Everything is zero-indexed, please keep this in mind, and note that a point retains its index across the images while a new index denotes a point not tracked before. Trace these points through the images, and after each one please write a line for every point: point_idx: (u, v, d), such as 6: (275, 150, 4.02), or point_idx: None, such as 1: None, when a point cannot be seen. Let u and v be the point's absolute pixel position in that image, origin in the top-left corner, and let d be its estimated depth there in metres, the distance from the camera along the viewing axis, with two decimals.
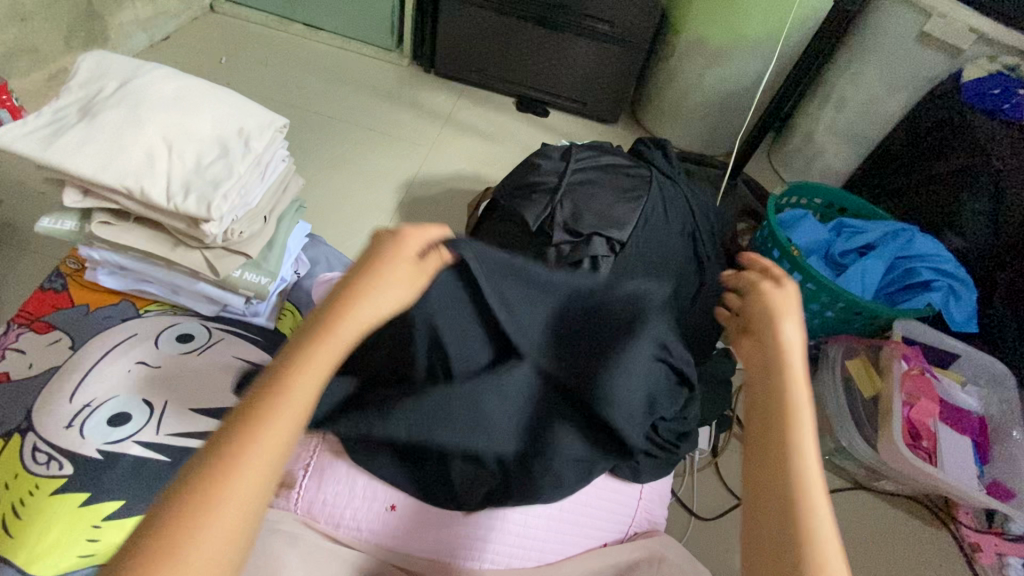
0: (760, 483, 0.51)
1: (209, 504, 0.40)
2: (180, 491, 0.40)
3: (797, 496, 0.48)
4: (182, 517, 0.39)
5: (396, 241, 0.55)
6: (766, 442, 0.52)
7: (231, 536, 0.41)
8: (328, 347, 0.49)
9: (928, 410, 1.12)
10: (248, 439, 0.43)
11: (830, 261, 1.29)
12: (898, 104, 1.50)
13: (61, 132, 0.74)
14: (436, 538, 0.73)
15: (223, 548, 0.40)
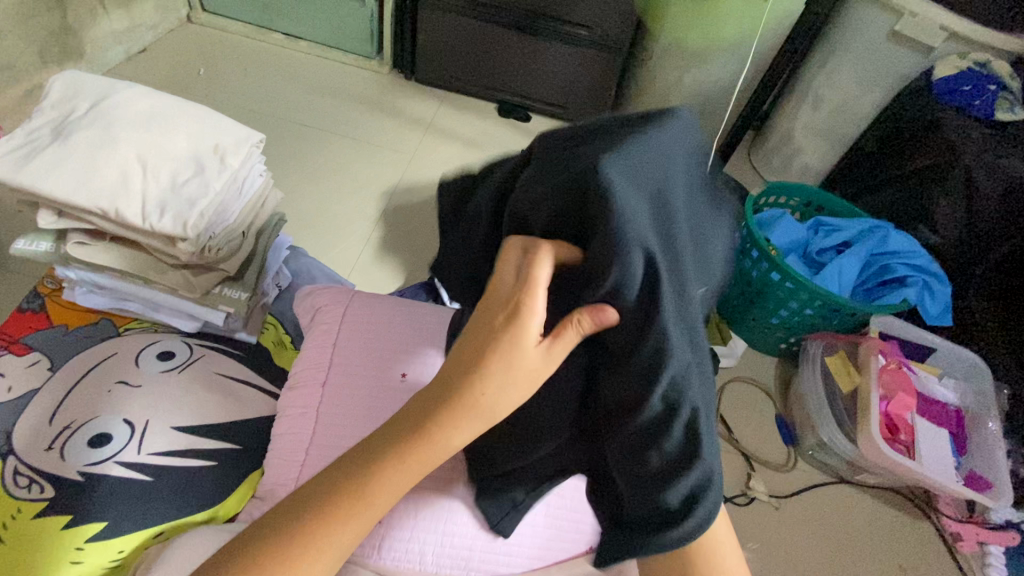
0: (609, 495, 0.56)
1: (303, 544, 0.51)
2: (290, 516, 0.52)
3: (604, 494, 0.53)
4: (273, 539, 0.51)
5: (512, 330, 0.47)
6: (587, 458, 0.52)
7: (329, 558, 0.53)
8: (447, 438, 0.50)
9: (905, 404, 1.15)
10: (343, 508, 0.52)
11: (808, 259, 1.32)
12: (872, 102, 1.53)
13: (33, 154, 0.74)
14: (420, 548, 0.73)
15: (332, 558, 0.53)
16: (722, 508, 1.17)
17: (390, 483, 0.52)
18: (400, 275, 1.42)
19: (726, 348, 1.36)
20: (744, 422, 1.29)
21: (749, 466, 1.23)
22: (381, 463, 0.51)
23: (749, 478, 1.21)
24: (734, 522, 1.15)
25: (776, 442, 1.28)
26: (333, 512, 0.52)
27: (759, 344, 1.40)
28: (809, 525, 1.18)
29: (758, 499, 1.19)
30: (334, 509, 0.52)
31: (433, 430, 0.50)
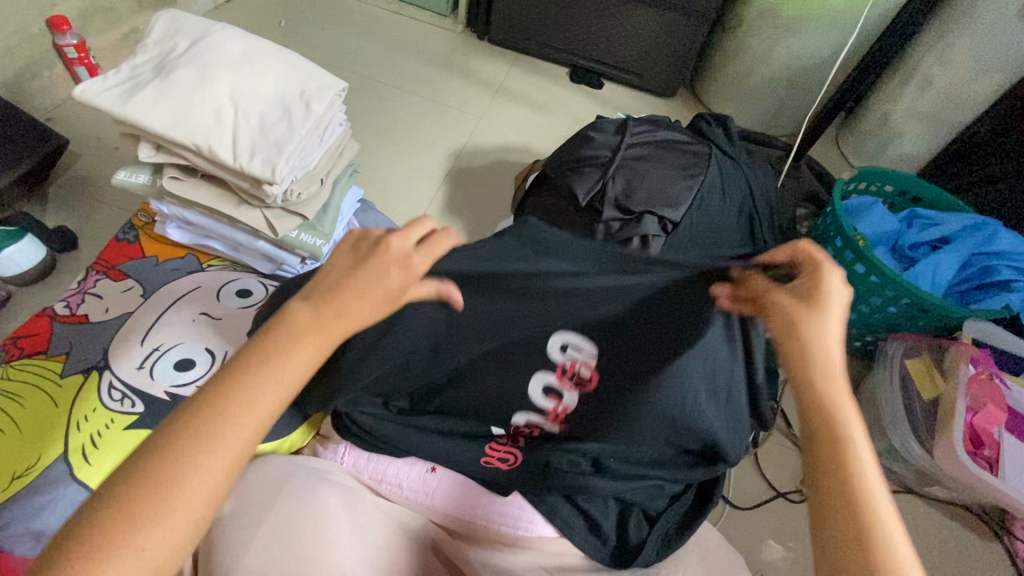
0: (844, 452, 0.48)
1: (158, 491, 0.39)
2: (133, 476, 0.40)
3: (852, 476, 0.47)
4: (124, 514, 0.39)
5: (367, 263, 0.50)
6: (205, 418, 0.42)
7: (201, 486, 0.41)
8: (245, 408, 0.43)
9: (993, 417, 1.04)
10: (203, 432, 0.41)
11: (897, 253, 1.22)
12: (989, 85, 1.36)
13: (137, 88, 0.77)
14: (472, 503, 0.79)
15: (173, 525, 0.40)
16: (772, 503, 1.14)
17: (234, 426, 0.42)
18: (462, 237, 1.43)
19: None
20: None
21: None
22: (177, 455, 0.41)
23: None
24: (786, 518, 1.12)
25: None
26: (179, 454, 0.41)
27: None
28: None
29: None
30: (193, 438, 0.41)
31: (220, 421, 0.42)
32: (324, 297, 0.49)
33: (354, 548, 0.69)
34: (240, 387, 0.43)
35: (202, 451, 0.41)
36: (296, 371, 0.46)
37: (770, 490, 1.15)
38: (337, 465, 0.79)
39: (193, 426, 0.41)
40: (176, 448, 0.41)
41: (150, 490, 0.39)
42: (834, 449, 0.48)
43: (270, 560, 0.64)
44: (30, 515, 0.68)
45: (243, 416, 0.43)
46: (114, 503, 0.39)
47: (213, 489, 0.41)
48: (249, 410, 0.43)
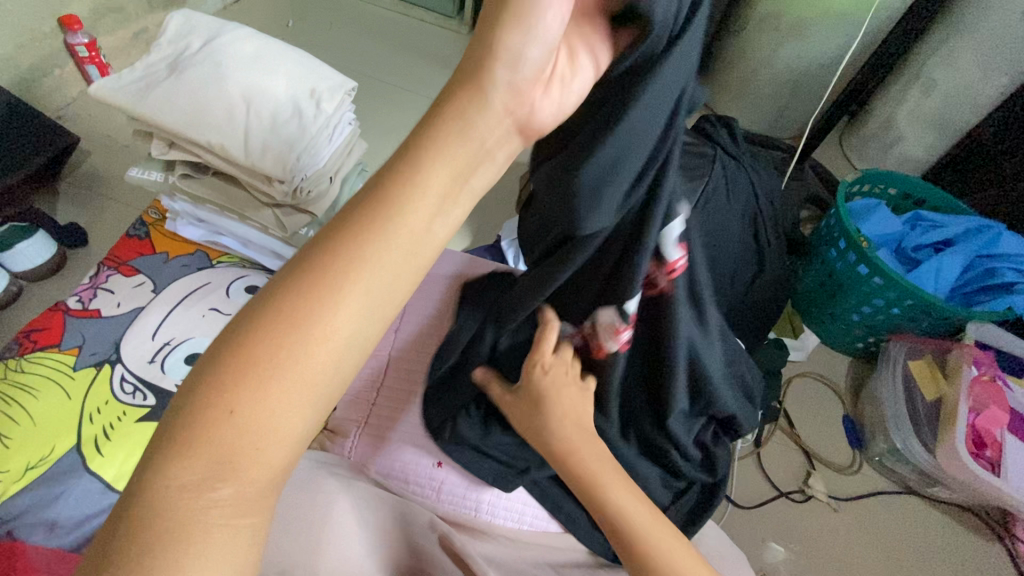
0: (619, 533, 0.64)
1: (240, 394, 0.36)
2: (217, 359, 0.37)
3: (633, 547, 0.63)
4: (194, 418, 0.35)
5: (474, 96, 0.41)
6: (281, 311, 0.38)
7: (299, 385, 0.37)
8: (330, 309, 0.38)
9: (997, 418, 1.04)
10: (287, 333, 0.37)
11: (901, 255, 1.22)
12: (995, 89, 1.36)
13: (151, 86, 0.79)
14: (477, 497, 0.78)
15: (269, 435, 0.37)
16: (775, 502, 1.14)
17: (323, 318, 0.37)
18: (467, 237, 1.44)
19: (797, 341, 1.32)
20: (806, 419, 1.25)
21: (809, 464, 1.19)
22: (256, 357, 0.36)
23: (808, 476, 1.17)
24: (787, 517, 1.13)
25: (839, 443, 1.23)
26: (254, 354, 0.36)
27: (832, 341, 1.34)
28: (867, 532, 1.13)
29: (815, 499, 1.15)
30: (275, 336, 0.37)
31: (307, 321, 0.37)
32: (428, 133, 0.41)
33: (360, 542, 0.70)
34: (321, 285, 0.38)
35: (323, 316, 0.37)
36: (388, 255, 0.39)
37: (772, 490, 1.16)
38: (343, 460, 0.80)
39: (275, 313, 0.37)
40: (253, 347, 0.37)
41: (231, 389, 0.36)
42: (612, 539, 0.64)
43: (280, 554, 0.66)
44: (43, 503, 0.69)
45: (335, 313, 0.38)
46: (232, 372, 0.36)
47: (296, 392, 0.37)
48: (340, 306, 0.38)
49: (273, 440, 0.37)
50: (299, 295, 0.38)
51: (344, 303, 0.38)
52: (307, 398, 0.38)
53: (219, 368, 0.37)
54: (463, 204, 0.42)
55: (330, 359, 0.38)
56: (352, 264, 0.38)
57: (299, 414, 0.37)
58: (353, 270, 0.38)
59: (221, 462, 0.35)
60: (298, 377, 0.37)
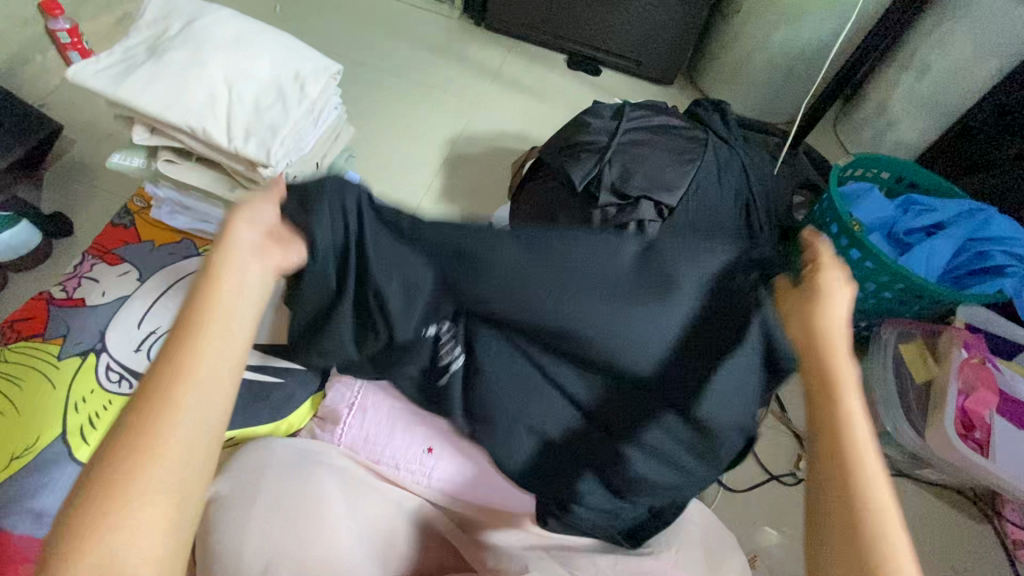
0: (828, 483, 0.48)
1: (119, 488, 0.40)
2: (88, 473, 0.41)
3: (862, 508, 0.46)
4: (93, 514, 0.39)
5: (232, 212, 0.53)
6: (152, 414, 0.42)
7: (176, 473, 0.42)
8: (175, 408, 0.43)
9: (986, 400, 1.04)
10: (146, 437, 0.41)
11: (892, 240, 1.22)
12: (987, 72, 1.36)
13: (131, 70, 0.77)
14: (469, 483, 0.78)
15: (144, 546, 0.40)
16: (766, 485, 1.15)
17: (184, 409, 0.43)
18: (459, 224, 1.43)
19: None
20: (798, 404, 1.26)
21: (801, 447, 1.20)
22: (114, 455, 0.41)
23: (799, 460, 1.18)
24: (778, 500, 1.14)
25: None
26: (129, 453, 0.41)
27: None
28: None
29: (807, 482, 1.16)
30: (134, 448, 0.41)
31: (161, 429, 0.42)
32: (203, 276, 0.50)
33: (346, 529, 0.70)
34: (174, 381, 0.44)
35: (175, 398, 0.43)
36: (190, 346, 0.45)
37: (764, 473, 1.16)
38: (331, 447, 0.79)
39: (134, 421, 0.42)
40: (120, 457, 0.41)
41: (102, 496, 0.40)
42: (828, 462, 0.49)
43: (265, 540, 0.67)
44: (26, 493, 0.68)
45: (182, 398, 0.43)
46: (107, 471, 0.41)
47: (164, 487, 0.41)
48: (185, 395, 0.44)
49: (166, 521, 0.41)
50: (159, 401, 0.43)
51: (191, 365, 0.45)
52: (187, 487, 0.42)
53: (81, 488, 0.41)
54: (250, 296, 0.51)
55: (189, 459, 0.42)
56: (192, 352, 0.45)
57: (163, 510, 0.41)
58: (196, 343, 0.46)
59: (103, 571, 0.38)
60: (169, 466, 0.41)
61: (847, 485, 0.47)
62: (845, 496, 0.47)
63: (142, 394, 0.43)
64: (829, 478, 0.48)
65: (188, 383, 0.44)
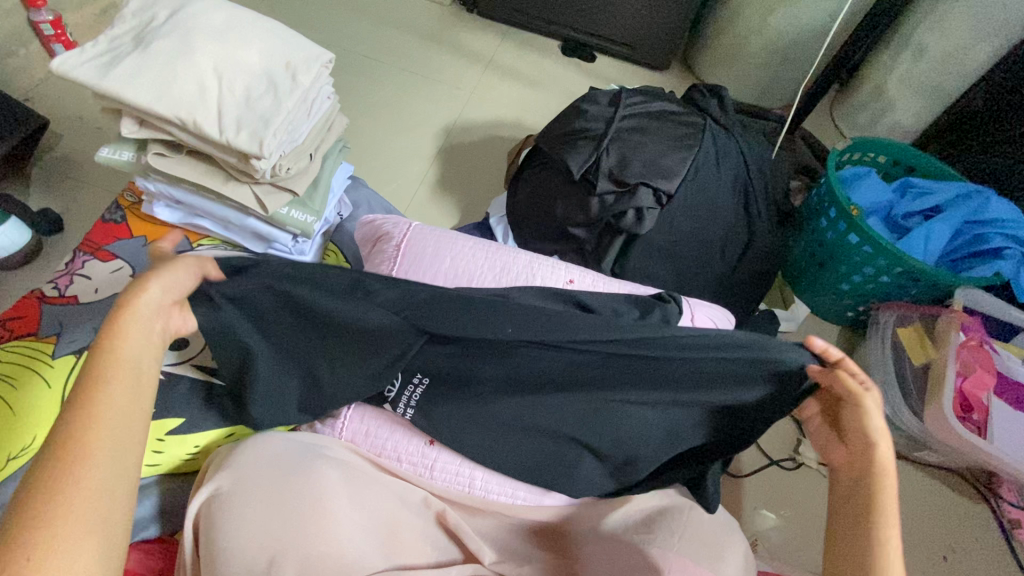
0: (844, 514, 0.61)
1: (72, 474, 0.46)
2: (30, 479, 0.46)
3: (872, 534, 0.57)
4: (36, 508, 0.44)
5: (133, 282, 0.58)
6: (86, 434, 0.48)
7: (115, 457, 0.49)
8: (109, 425, 0.50)
9: (983, 382, 1.05)
10: (90, 436, 0.48)
11: (890, 224, 1.22)
12: (985, 53, 1.35)
13: (116, 61, 0.74)
14: (471, 473, 0.78)
15: (99, 505, 0.47)
16: (766, 471, 1.16)
17: (127, 420, 0.52)
18: (456, 215, 1.41)
19: (789, 311, 1.33)
20: None
21: (800, 432, 1.20)
22: (62, 461, 0.47)
23: (799, 445, 1.19)
24: (778, 485, 1.15)
25: None
26: (68, 451, 0.47)
27: (823, 310, 1.34)
28: None
29: (806, 466, 1.17)
30: (75, 448, 0.48)
31: (102, 434, 0.49)
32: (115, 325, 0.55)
33: (352, 526, 0.70)
34: (98, 404, 0.50)
35: (106, 418, 0.50)
36: (127, 376, 0.53)
37: (764, 459, 1.17)
38: (334, 440, 0.79)
39: (76, 436, 0.48)
40: (62, 457, 0.47)
41: (49, 486, 0.45)
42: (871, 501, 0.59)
43: (271, 535, 0.66)
44: None
45: (117, 413, 0.51)
46: (54, 474, 0.46)
47: (112, 470, 0.48)
48: (118, 412, 0.51)
49: (102, 497, 0.47)
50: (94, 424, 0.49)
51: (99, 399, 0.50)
52: (132, 471, 0.50)
53: (32, 486, 0.45)
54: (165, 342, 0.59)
55: (133, 449, 0.51)
56: (123, 391, 0.52)
57: (111, 486, 0.48)
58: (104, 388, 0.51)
59: (53, 548, 0.43)
60: (112, 451, 0.49)
61: (864, 513, 0.58)
62: (860, 520, 0.58)
63: (69, 418, 0.49)
64: (854, 520, 0.59)
65: (117, 407, 0.51)
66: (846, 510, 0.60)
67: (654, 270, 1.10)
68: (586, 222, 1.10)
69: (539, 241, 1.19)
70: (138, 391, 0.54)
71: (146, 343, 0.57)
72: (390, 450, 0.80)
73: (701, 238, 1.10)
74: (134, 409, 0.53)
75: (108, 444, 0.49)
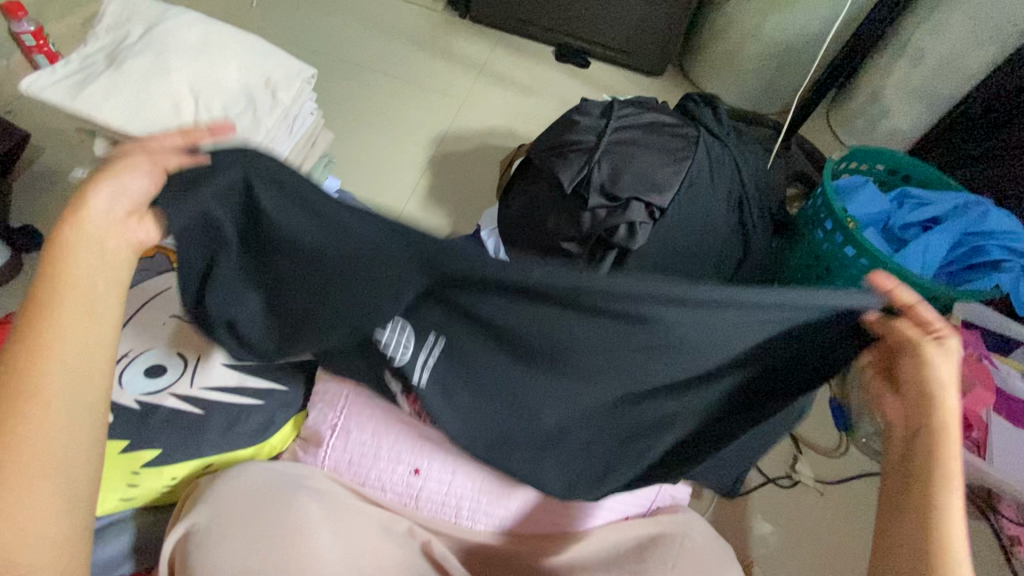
0: (900, 510, 0.55)
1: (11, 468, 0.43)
2: None
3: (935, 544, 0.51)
4: None
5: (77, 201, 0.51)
6: (21, 411, 0.44)
7: (57, 446, 0.46)
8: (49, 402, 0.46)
9: (983, 399, 1.03)
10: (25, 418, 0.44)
11: (887, 235, 1.20)
12: (982, 59, 1.33)
13: (88, 80, 0.72)
14: (458, 502, 0.77)
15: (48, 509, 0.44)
16: (763, 488, 1.14)
17: (69, 395, 0.47)
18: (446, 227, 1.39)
19: None
20: None
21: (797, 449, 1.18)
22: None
23: (796, 462, 1.16)
24: (774, 503, 1.12)
25: (828, 426, 1.22)
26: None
27: None
28: (854, 515, 1.12)
29: (803, 484, 1.14)
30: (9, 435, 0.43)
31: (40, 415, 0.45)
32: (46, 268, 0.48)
33: (338, 555, 0.68)
34: (31, 375, 0.45)
35: (42, 389, 0.45)
36: (63, 341, 0.48)
37: (761, 476, 1.15)
38: (316, 470, 0.77)
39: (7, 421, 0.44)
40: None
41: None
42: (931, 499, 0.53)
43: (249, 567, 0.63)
44: None
45: (55, 385, 0.46)
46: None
47: (57, 463, 0.45)
48: (54, 384, 0.46)
49: (51, 498, 0.45)
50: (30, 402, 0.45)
51: (49, 383, 0.46)
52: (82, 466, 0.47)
53: None
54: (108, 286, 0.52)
55: (78, 437, 0.47)
56: (58, 359, 0.47)
57: (60, 489, 0.45)
58: (43, 384, 0.46)
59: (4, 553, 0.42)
60: (53, 439, 0.45)
61: (928, 513, 0.52)
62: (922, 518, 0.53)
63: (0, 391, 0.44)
64: (911, 520, 0.53)
65: (54, 378, 0.46)
66: (897, 509, 0.55)
67: None
68: (577, 236, 1.08)
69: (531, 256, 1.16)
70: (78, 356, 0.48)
71: (82, 288, 0.50)
72: (376, 478, 0.79)
73: (696, 252, 1.08)
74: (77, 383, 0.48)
75: (49, 426, 0.45)
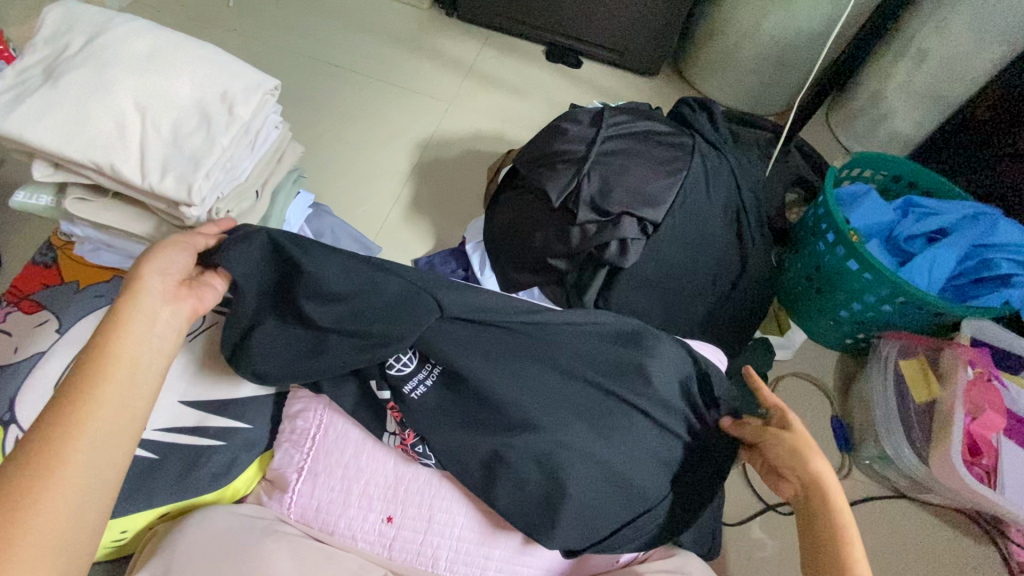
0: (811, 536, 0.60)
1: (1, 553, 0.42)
2: None
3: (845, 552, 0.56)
4: None
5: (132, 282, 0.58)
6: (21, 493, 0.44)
7: (52, 534, 0.44)
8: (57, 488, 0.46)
9: (993, 423, 0.98)
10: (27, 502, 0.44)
11: (891, 247, 1.14)
12: (990, 59, 1.27)
13: (22, 97, 0.65)
14: (434, 553, 0.73)
15: None
16: (762, 515, 1.09)
17: (79, 481, 0.47)
18: (431, 239, 1.33)
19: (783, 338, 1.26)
20: None
21: None
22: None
23: None
24: (774, 530, 1.08)
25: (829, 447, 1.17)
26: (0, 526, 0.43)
27: (821, 336, 1.27)
28: None
29: None
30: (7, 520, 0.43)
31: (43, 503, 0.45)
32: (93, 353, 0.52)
33: None
34: (48, 457, 0.46)
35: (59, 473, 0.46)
36: (89, 424, 0.49)
37: (760, 502, 1.10)
38: (283, 521, 0.72)
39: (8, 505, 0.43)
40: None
41: None
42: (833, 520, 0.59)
43: None
44: None
45: (70, 470, 0.47)
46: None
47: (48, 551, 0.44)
48: (70, 470, 0.47)
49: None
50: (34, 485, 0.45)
51: (74, 454, 0.47)
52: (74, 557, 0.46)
53: None
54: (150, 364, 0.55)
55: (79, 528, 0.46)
56: (81, 442, 0.48)
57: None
58: (71, 435, 0.48)
59: None
60: (49, 527, 0.44)
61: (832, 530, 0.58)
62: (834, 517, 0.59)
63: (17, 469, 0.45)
64: (825, 537, 0.58)
65: (74, 464, 0.47)
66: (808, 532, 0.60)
67: (640, 302, 1.03)
68: (566, 252, 1.02)
69: (518, 272, 1.10)
70: (102, 442, 0.49)
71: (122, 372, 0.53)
72: (346, 528, 0.73)
73: (690, 267, 1.02)
74: (89, 469, 0.48)
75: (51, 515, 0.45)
